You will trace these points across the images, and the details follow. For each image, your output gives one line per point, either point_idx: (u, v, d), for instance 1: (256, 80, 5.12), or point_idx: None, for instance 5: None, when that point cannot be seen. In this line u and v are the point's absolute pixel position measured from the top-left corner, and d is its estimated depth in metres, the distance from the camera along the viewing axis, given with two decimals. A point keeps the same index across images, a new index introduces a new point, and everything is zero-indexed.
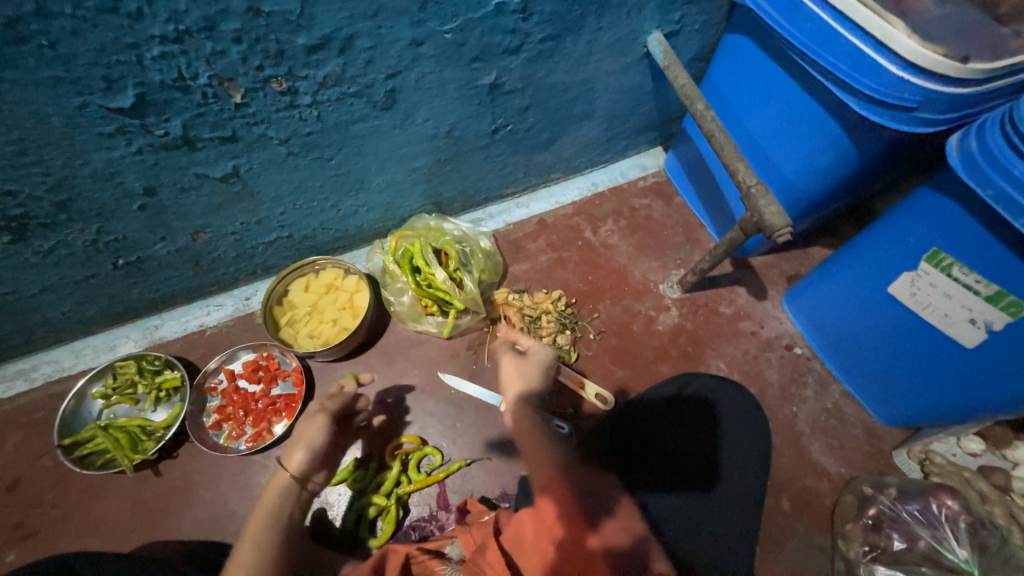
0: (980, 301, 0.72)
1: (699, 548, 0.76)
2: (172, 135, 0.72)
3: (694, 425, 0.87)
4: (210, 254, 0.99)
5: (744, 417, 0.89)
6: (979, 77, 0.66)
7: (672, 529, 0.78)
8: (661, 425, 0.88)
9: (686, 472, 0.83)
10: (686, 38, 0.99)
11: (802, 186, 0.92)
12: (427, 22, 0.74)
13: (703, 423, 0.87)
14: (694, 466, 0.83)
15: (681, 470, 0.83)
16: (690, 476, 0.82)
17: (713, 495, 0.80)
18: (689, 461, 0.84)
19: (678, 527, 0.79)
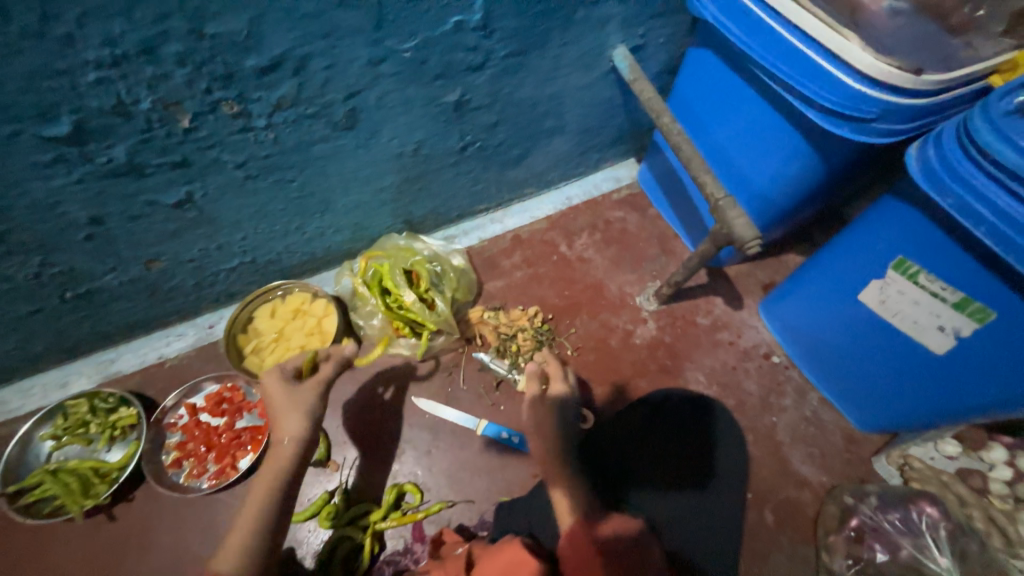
0: (947, 308, 0.72)
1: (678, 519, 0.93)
2: (116, 162, 0.69)
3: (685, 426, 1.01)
4: (168, 283, 0.94)
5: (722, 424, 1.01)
6: (934, 87, 0.67)
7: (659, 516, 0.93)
8: (655, 424, 1.01)
9: (679, 465, 0.97)
10: (651, 52, 0.99)
11: (772, 197, 0.92)
12: (385, 41, 0.72)
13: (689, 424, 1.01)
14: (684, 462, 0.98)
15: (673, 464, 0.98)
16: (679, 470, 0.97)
17: (695, 495, 0.95)
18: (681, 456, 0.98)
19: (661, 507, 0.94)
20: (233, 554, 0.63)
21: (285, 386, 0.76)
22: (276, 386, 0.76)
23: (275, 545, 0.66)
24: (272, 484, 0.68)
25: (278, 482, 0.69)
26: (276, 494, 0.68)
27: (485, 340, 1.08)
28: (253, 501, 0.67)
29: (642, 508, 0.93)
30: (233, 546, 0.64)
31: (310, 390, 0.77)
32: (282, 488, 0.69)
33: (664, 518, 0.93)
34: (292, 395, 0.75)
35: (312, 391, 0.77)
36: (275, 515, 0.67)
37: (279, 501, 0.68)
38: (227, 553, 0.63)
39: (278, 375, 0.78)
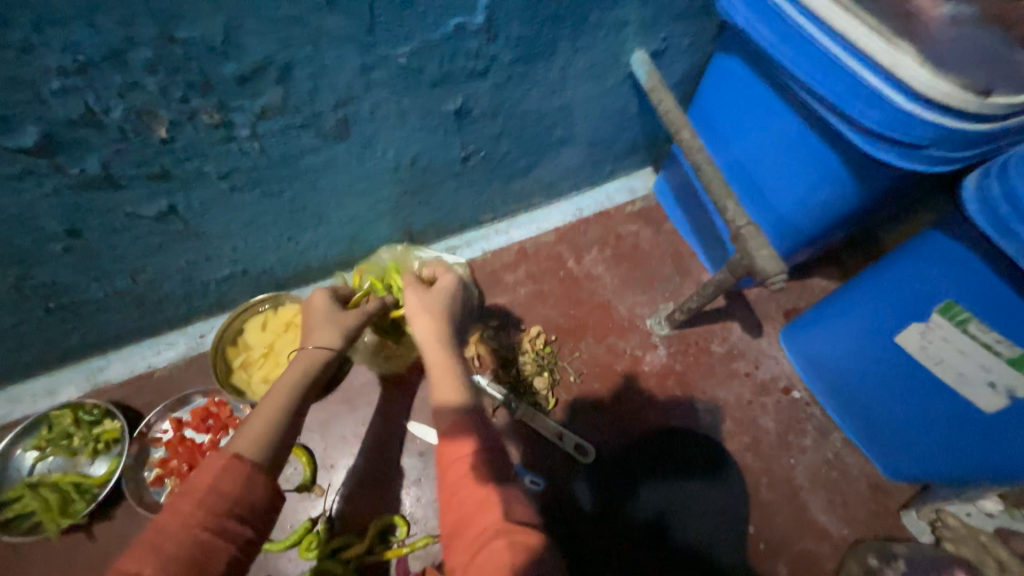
0: (1001, 363, 0.64)
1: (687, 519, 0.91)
2: (90, 174, 0.65)
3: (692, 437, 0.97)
4: (155, 294, 0.91)
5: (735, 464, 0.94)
6: (1001, 112, 0.58)
7: (671, 511, 0.92)
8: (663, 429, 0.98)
9: (688, 463, 0.95)
10: (673, 58, 0.91)
11: (801, 222, 0.84)
12: (377, 48, 0.66)
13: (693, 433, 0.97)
14: (692, 463, 0.95)
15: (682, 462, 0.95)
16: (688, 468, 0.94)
17: (704, 492, 0.92)
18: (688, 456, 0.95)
19: (676, 502, 0.92)
20: (251, 441, 0.59)
21: (328, 303, 0.74)
22: (320, 302, 0.74)
23: (286, 441, 0.62)
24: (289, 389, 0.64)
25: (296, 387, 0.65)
26: (296, 389, 0.65)
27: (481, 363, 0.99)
28: (269, 400, 0.63)
29: (652, 503, 0.92)
30: (247, 436, 0.59)
31: (354, 314, 0.74)
32: (304, 385, 0.66)
33: (673, 514, 0.91)
34: (335, 312, 0.73)
35: (355, 316, 0.74)
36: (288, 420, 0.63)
37: (299, 398, 0.65)
38: (240, 443, 0.58)
39: (327, 294, 0.75)
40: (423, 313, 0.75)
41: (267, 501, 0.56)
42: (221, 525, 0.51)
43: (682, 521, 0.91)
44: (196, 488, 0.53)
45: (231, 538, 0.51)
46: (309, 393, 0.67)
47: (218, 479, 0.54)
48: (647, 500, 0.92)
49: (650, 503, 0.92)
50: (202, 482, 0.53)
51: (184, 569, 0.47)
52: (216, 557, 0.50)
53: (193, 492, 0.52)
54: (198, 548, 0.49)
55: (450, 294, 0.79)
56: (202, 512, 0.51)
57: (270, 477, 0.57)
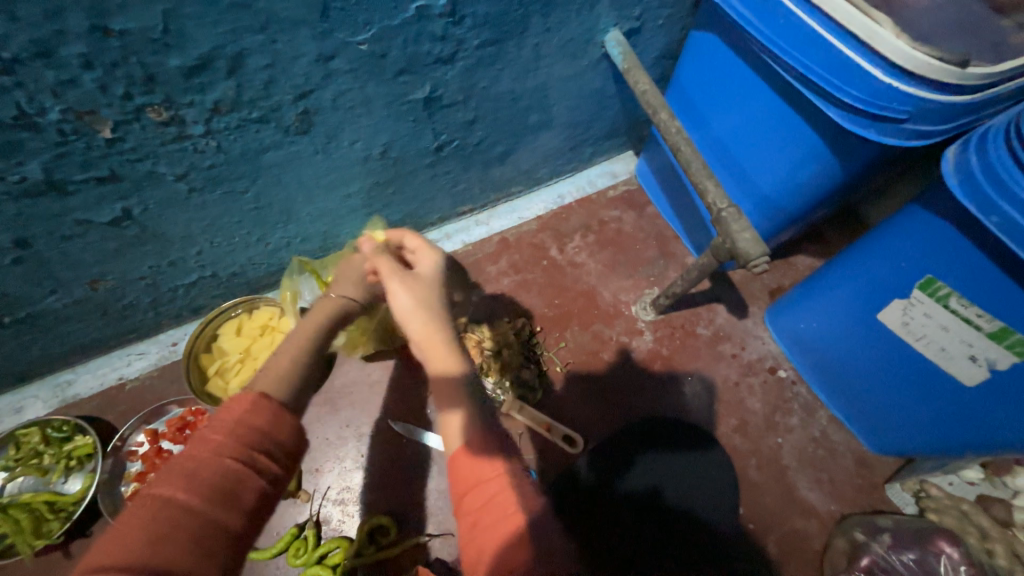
0: (982, 338, 0.64)
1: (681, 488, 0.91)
2: (31, 181, 0.61)
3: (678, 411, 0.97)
4: (120, 302, 0.87)
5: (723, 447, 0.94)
6: (980, 82, 0.57)
7: (664, 479, 0.91)
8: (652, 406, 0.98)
9: (679, 432, 0.94)
10: (649, 35, 0.88)
11: (782, 201, 0.83)
12: (335, 33, 0.62)
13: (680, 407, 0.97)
14: (683, 433, 0.94)
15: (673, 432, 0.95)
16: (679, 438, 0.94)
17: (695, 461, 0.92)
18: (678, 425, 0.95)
19: (667, 473, 0.91)
20: (277, 380, 0.54)
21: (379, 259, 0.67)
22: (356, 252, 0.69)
23: (309, 384, 0.57)
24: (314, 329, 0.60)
25: (323, 331, 0.60)
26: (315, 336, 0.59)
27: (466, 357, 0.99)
28: (294, 339, 0.58)
29: (648, 472, 0.91)
30: (270, 375, 0.54)
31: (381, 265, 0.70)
32: (330, 330, 0.61)
33: (668, 483, 0.91)
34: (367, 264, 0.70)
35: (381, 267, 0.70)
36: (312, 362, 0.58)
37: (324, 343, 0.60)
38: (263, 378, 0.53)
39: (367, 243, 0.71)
40: (412, 308, 0.58)
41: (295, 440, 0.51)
42: (252, 456, 0.47)
43: (676, 487, 0.90)
44: (224, 419, 0.48)
45: (263, 472, 0.47)
46: (327, 343, 0.61)
47: (247, 413, 0.49)
48: (639, 472, 0.91)
49: (645, 474, 0.91)
50: (231, 414, 0.48)
51: (217, 495, 0.44)
52: (249, 490, 0.45)
53: (223, 425, 0.48)
54: (234, 477, 0.45)
55: (440, 278, 0.64)
56: (233, 442, 0.46)
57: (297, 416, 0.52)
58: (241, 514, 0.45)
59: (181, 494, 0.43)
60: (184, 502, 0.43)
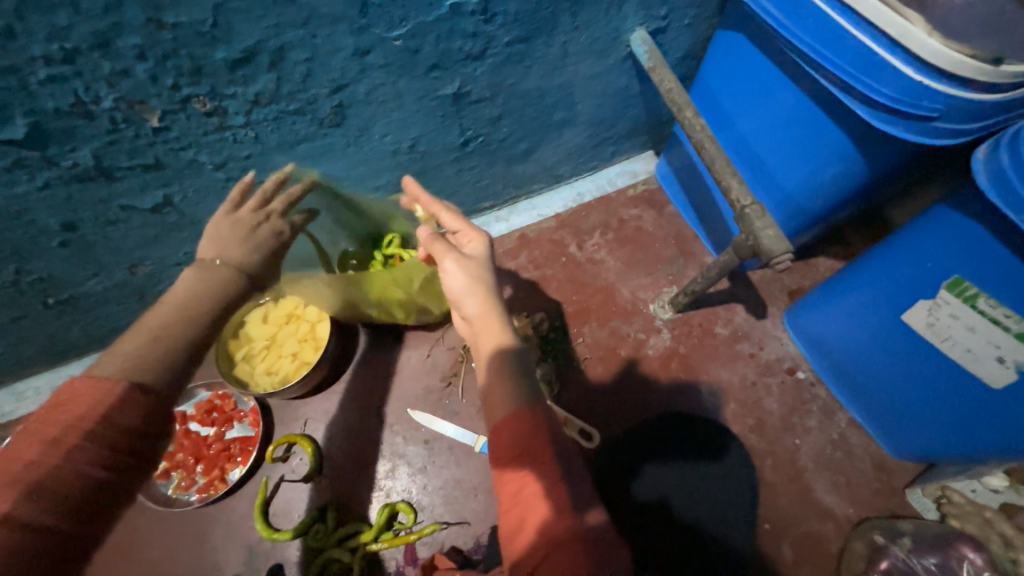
0: (1009, 339, 0.63)
1: (694, 496, 0.90)
2: (82, 166, 0.64)
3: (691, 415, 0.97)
4: (155, 287, 0.90)
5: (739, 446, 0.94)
6: (1013, 80, 0.57)
7: (672, 492, 0.90)
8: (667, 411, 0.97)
9: (691, 438, 0.94)
10: (674, 35, 0.89)
11: (806, 200, 0.83)
12: (371, 29, 0.65)
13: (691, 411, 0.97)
14: (696, 439, 0.94)
15: (688, 440, 0.94)
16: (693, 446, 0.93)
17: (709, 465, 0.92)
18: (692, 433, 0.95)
19: (676, 485, 0.91)
20: (137, 360, 0.49)
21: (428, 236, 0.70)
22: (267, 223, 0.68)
23: (188, 365, 0.53)
24: (200, 294, 0.57)
25: (205, 295, 0.57)
26: (205, 317, 0.56)
27: None
28: (172, 305, 0.55)
29: (656, 481, 0.91)
30: (138, 356, 0.50)
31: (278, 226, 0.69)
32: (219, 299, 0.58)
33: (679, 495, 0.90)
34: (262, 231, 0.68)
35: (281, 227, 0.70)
36: (198, 331, 0.55)
37: (210, 313, 0.57)
38: (122, 356, 0.49)
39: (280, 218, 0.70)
40: (469, 289, 0.64)
41: (156, 427, 0.48)
42: (112, 462, 0.44)
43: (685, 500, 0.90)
44: (78, 414, 0.45)
45: (120, 476, 0.45)
46: (223, 313, 0.59)
47: (113, 413, 0.45)
48: (649, 478, 0.91)
49: (654, 483, 0.91)
50: (80, 407, 0.45)
51: (69, 503, 0.42)
52: (103, 496, 0.44)
53: (64, 422, 0.44)
54: (90, 490, 0.43)
55: (489, 257, 0.67)
56: (94, 448, 0.44)
57: (166, 403, 0.49)
58: (87, 517, 0.43)
59: (24, 512, 0.40)
60: (21, 519, 0.40)
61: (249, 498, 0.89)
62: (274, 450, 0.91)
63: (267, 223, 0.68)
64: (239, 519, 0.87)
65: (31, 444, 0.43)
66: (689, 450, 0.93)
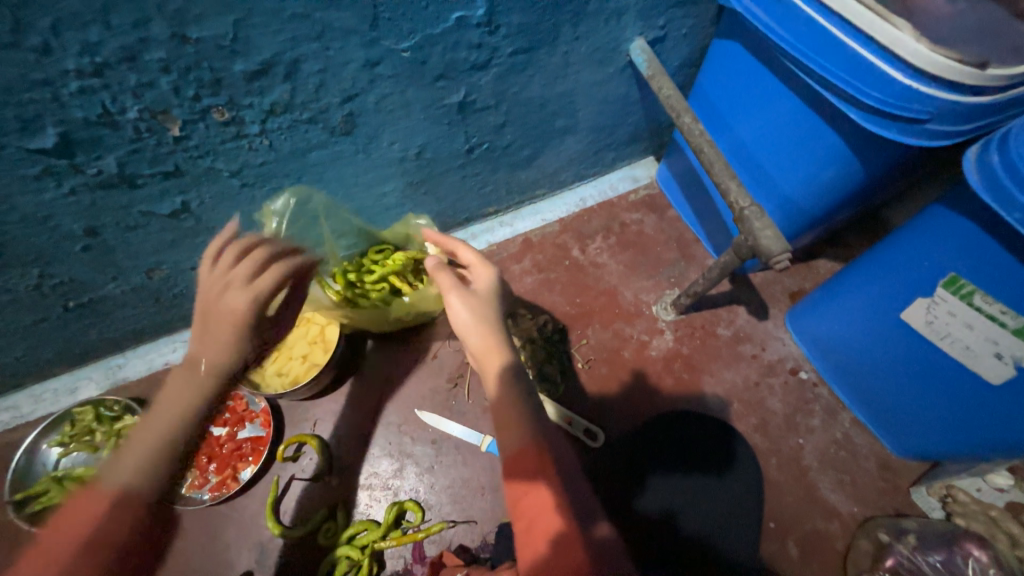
0: (1006, 335, 0.64)
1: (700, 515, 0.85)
2: (106, 174, 0.67)
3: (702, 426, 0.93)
4: (171, 291, 0.93)
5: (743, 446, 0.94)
6: (1000, 83, 0.59)
7: (679, 504, 0.85)
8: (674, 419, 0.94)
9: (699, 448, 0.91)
10: (672, 44, 0.92)
11: (804, 202, 0.84)
12: (381, 41, 0.68)
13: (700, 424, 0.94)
14: (705, 452, 0.90)
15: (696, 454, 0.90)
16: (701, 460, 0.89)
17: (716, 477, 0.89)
18: (701, 446, 0.91)
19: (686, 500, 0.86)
20: (126, 475, 0.52)
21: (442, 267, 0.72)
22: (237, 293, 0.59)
23: (168, 472, 0.55)
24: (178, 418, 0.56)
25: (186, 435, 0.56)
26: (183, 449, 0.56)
27: None
28: (151, 432, 0.55)
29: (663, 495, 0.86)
30: (126, 473, 0.52)
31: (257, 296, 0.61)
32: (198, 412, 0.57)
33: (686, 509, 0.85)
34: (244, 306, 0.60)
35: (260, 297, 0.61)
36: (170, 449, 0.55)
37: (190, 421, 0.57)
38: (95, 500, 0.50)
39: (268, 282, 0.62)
40: (470, 323, 0.65)
41: (137, 530, 0.51)
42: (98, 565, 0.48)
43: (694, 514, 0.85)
44: (67, 531, 0.48)
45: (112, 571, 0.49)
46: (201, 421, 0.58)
47: (101, 521, 0.49)
48: (655, 492, 0.86)
49: (657, 496, 0.86)
50: (53, 548, 0.48)
51: None
52: None
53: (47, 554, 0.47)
54: None
55: (496, 292, 0.69)
56: (76, 559, 0.47)
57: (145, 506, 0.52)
58: None
59: None
60: None
61: (260, 497, 0.90)
62: (284, 451, 0.93)
63: (241, 292, 0.60)
64: (251, 518, 0.89)
65: (30, 560, 0.47)
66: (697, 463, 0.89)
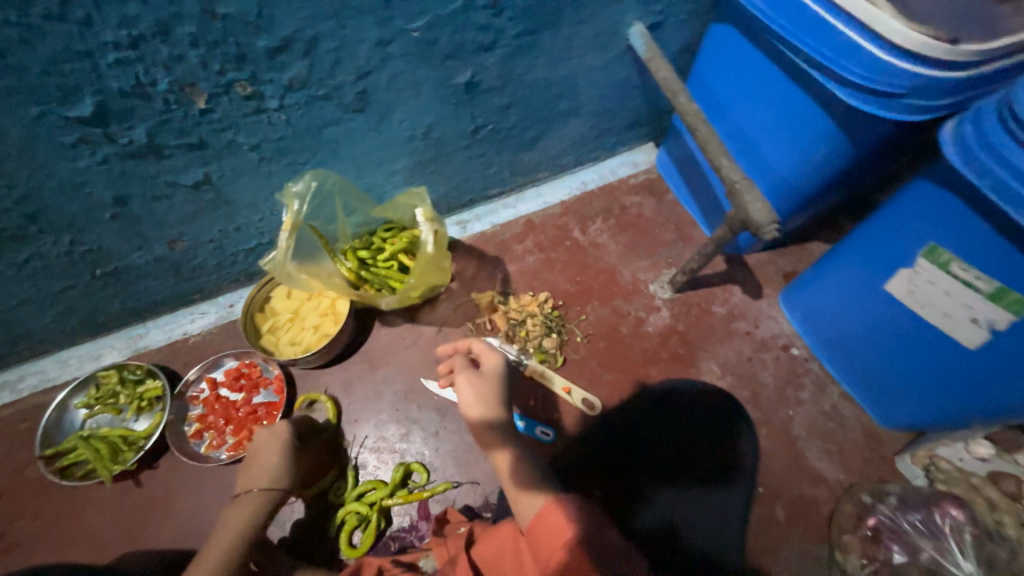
0: (980, 299, 0.68)
1: (697, 521, 0.84)
2: (137, 144, 0.71)
3: (687, 417, 0.95)
4: (191, 263, 0.98)
5: (735, 416, 0.98)
6: (973, 58, 0.62)
7: (679, 515, 0.85)
8: (659, 416, 0.95)
9: (689, 449, 0.91)
10: (671, 30, 0.96)
11: (795, 180, 0.88)
12: (394, 21, 0.72)
13: (686, 415, 0.95)
14: (695, 452, 0.91)
15: (686, 457, 0.90)
16: (692, 462, 0.89)
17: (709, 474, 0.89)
18: (690, 445, 0.91)
19: (686, 509, 0.85)
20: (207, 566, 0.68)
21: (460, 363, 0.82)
22: (272, 439, 0.82)
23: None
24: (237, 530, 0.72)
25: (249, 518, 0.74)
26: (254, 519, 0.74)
27: (494, 325, 1.09)
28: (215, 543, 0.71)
29: (659, 504, 0.85)
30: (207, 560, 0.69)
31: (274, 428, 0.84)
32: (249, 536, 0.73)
33: (684, 517, 0.84)
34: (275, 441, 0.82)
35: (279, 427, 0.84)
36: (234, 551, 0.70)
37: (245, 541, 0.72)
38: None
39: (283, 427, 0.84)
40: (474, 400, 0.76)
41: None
42: None
43: (690, 520, 0.84)
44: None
45: None
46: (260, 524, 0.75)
47: None
48: (655, 506, 0.85)
49: (654, 508, 0.85)
50: None
51: None
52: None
53: None
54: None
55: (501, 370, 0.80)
56: None
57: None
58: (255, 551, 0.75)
59: None
60: None
61: None
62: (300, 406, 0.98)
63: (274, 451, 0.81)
64: None
65: None
66: (690, 467, 0.89)
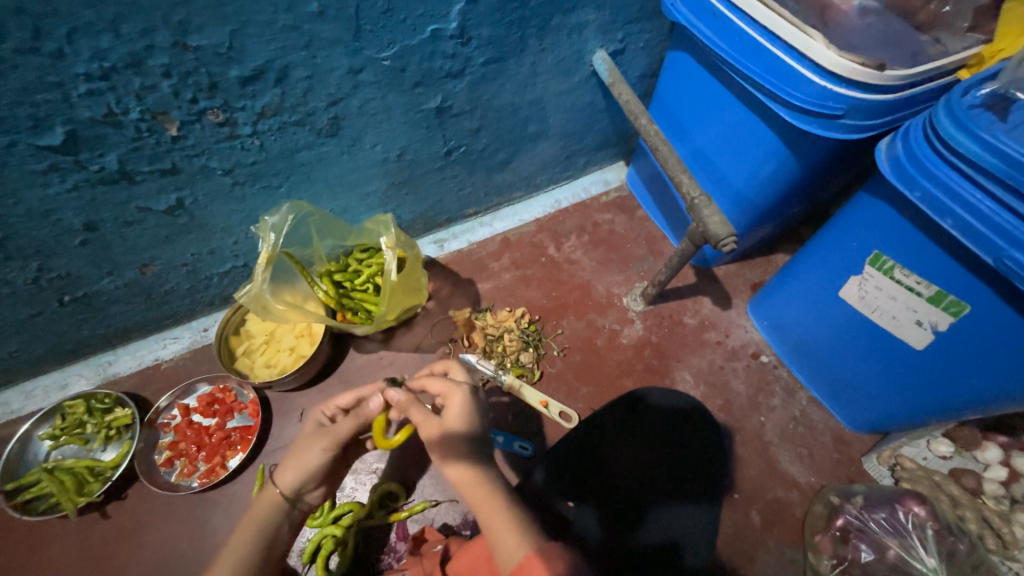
0: (923, 303, 0.72)
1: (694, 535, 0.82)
2: (108, 170, 0.72)
3: (685, 427, 0.93)
4: (163, 287, 0.98)
5: None
6: (898, 83, 0.68)
7: (682, 532, 0.82)
8: (663, 427, 0.92)
9: (688, 459, 0.89)
10: (631, 56, 1.01)
11: (752, 196, 0.93)
12: (364, 51, 0.75)
13: (683, 427, 0.93)
14: (695, 467, 0.89)
15: (686, 469, 0.88)
16: (691, 473, 0.88)
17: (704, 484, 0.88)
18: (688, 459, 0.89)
19: (686, 529, 0.83)
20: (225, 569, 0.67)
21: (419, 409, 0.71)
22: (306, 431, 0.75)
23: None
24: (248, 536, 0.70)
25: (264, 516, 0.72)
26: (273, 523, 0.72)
27: (471, 342, 1.10)
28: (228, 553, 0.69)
29: (666, 525, 0.82)
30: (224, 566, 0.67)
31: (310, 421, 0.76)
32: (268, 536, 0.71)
33: (683, 532, 0.82)
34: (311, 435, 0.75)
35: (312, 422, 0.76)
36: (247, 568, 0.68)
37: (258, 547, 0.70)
38: None
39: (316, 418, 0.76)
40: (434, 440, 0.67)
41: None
42: None
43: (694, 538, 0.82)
44: None
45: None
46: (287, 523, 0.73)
47: None
48: (656, 522, 0.82)
49: (658, 525, 0.82)
50: None
51: None
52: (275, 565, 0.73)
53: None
54: None
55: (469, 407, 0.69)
56: None
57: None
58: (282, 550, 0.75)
59: None
60: None
61: (246, 483, 0.93)
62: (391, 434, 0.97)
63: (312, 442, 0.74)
64: (239, 504, 0.91)
65: None
66: (689, 478, 0.87)
